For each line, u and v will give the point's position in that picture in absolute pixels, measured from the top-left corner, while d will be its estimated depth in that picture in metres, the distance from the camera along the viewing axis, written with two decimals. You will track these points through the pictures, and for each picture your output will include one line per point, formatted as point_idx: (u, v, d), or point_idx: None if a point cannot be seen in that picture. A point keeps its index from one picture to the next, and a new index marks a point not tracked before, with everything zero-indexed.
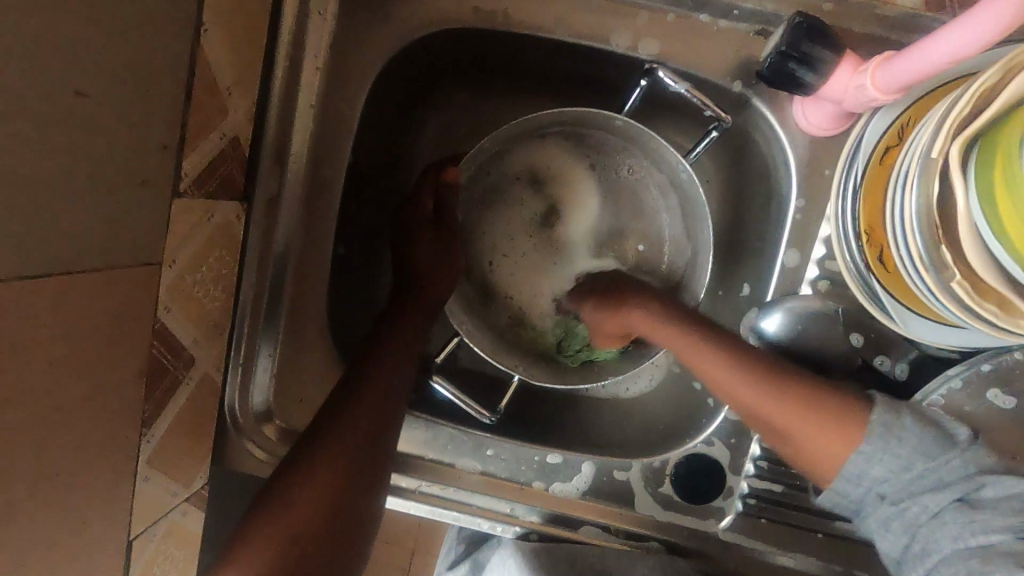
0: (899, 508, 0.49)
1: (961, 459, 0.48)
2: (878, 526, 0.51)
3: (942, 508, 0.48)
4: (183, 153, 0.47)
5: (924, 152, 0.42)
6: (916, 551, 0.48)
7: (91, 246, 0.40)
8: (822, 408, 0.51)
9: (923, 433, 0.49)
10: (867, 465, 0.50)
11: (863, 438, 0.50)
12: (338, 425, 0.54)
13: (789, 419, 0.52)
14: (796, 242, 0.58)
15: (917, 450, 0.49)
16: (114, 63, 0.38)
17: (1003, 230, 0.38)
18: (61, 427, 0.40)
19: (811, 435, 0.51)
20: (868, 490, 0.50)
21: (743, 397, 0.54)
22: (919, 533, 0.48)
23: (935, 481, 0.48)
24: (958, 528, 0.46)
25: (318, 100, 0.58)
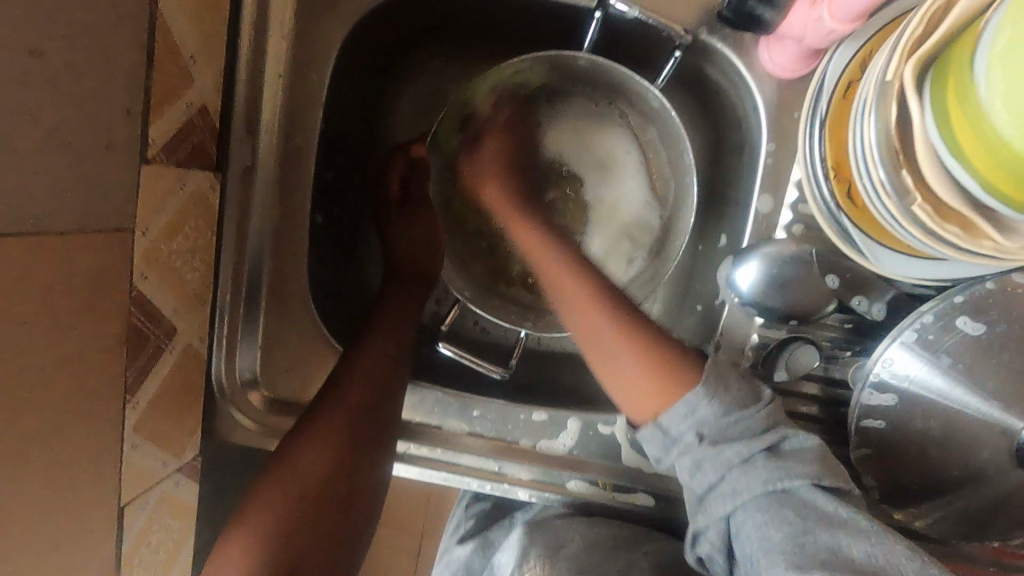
0: (715, 449, 0.47)
1: (767, 413, 0.48)
2: (685, 465, 0.48)
3: (751, 454, 0.46)
4: (147, 119, 0.47)
5: (881, 76, 0.42)
6: (721, 492, 0.46)
7: (56, 209, 0.40)
8: (665, 361, 0.51)
9: (745, 386, 0.49)
10: (694, 404, 0.48)
11: (698, 380, 0.49)
12: (313, 428, 0.53)
13: (617, 347, 0.54)
14: (769, 186, 0.58)
15: (738, 399, 0.48)
16: (63, 25, 0.39)
17: (960, 147, 0.38)
18: (37, 387, 0.41)
19: (637, 366, 0.52)
20: (687, 430, 0.48)
21: (585, 309, 0.56)
22: (727, 475, 0.46)
23: (747, 429, 0.47)
24: (767, 471, 0.45)
25: (285, 69, 0.58)
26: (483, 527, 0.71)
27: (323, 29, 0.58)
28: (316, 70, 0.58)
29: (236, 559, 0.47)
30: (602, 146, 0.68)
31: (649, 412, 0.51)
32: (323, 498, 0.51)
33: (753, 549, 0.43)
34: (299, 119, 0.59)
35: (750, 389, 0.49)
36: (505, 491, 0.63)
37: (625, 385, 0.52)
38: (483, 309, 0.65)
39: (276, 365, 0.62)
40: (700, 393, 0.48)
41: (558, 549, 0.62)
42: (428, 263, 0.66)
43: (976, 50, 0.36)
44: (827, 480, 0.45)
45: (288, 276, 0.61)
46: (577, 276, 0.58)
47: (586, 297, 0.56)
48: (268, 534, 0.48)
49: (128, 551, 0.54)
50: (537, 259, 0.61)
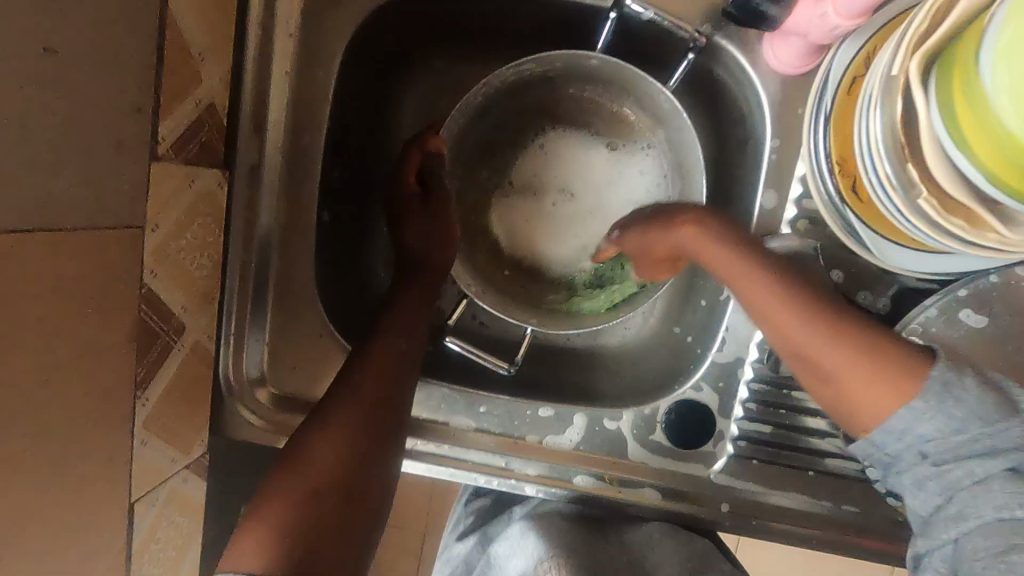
0: (939, 468, 0.44)
1: None
2: (906, 482, 0.46)
3: (988, 475, 0.43)
4: (158, 116, 0.48)
5: (886, 72, 0.43)
6: (946, 515, 0.44)
7: (68, 206, 0.41)
8: (883, 359, 0.46)
9: (984, 389, 0.44)
10: (913, 420, 0.45)
11: (917, 392, 0.44)
12: (327, 422, 0.53)
13: (834, 356, 0.47)
14: (773, 182, 0.58)
15: (974, 408, 0.43)
16: (76, 23, 0.39)
17: (964, 141, 0.38)
18: (50, 383, 0.41)
19: (857, 372, 0.46)
20: (907, 448, 0.45)
21: (782, 322, 0.49)
22: (955, 497, 0.43)
23: (986, 445, 0.43)
24: (1002, 496, 0.42)
25: (292, 67, 0.58)
26: (483, 522, 0.72)
27: (329, 28, 0.58)
28: (323, 68, 0.58)
29: (249, 546, 0.46)
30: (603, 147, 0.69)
31: (869, 424, 0.46)
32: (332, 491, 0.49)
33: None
34: (306, 117, 0.59)
35: (1002, 401, 0.44)
36: (512, 486, 0.63)
37: (834, 396, 0.48)
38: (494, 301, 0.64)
39: (284, 362, 0.62)
40: (917, 406, 0.44)
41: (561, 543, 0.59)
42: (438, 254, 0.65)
43: (982, 44, 0.36)
44: None
45: (295, 273, 0.61)
46: (761, 279, 0.51)
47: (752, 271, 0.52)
48: (274, 524, 0.47)
49: (139, 547, 0.54)
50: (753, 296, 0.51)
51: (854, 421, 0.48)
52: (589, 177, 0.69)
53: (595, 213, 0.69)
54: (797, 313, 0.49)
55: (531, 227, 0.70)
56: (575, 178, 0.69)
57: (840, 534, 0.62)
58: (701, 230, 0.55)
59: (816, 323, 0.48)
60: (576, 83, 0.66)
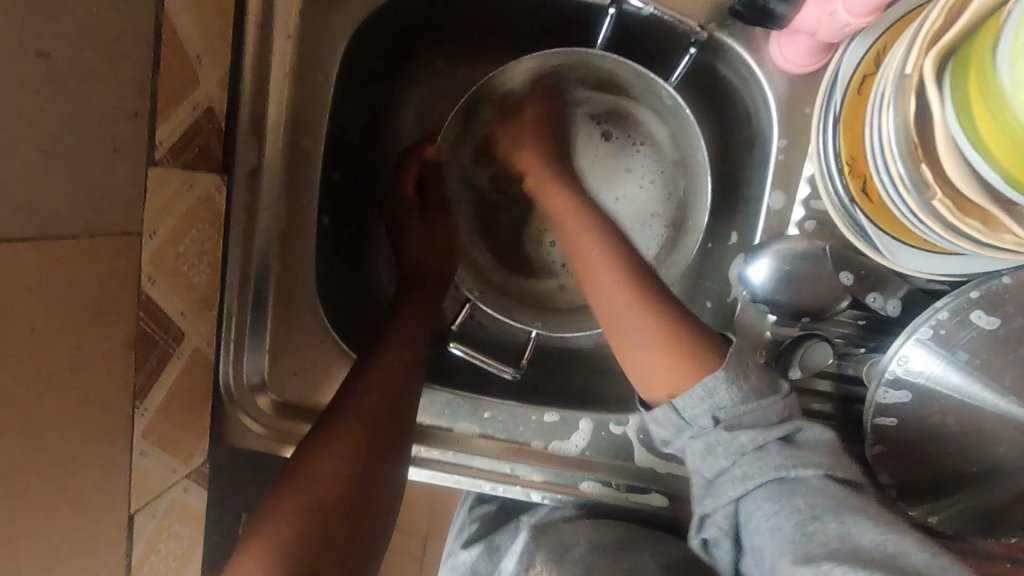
0: (729, 434, 0.47)
1: (786, 403, 0.48)
2: (696, 448, 0.48)
3: (766, 441, 0.46)
4: (155, 121, 0.47)
5: (899, 70, 0.42)
6: (731, 478, 0.46)
7: (64, 214, 0.40)
8: (686, 344, 0.50)
9: (764, 374, 0.49)
10: (713, 388, 0.48)
11: (717, 366, 0.49)
12: (327, 434, 0.52)
13: (649, 336, 0.52)
14: (781, 182, 0.57)
15: (757, 385, 0.48)
16: (70, 27, 0.38)
17: (981, 142, 0.38)
18: (47, 394, 0.40)
19: (661, 351, 0.51)
20: (702, 413, 0.48)
21: (624, 299, 0.54)
22: (739, 461, 0.46)
23: (764, 416, 0.47)
24: (780, 459, 0.45)
25: (291, 70, 0.57)
26: (488, 531, 0.71)
27: (329, 29, 0.57)
28: (322, 71, 0.58)
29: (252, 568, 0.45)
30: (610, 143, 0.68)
31: (673, 392, 0.50)
32: (335, 506, 0.49)
33: (765, 540, 0.42)
34: (306, 120, 0.58)
35: (768, 377, 0.49)
36: (518, 493, 0.62)
37: (645, 367, 0.51)
38: (502, 309, 0.66)
39: (285, 368, 0.61)
40: (719, 377, 0.48)
41: (563, 552, 0.62)
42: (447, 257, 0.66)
43: (998, 42, 0.36)
44: (839, 472, 0.44)
45: (297, 279, 0.60)
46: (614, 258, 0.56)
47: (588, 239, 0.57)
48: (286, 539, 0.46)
49: (139, 559, 0.53)
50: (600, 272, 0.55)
51: (653, 386, 0.51)
52: (593, 174, 0.68)
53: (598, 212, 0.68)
54: (634, 296, 0.53)
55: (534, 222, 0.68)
56: (581, 175, 0.68)
57: None
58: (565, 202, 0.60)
59: (630, 307, 0.53)
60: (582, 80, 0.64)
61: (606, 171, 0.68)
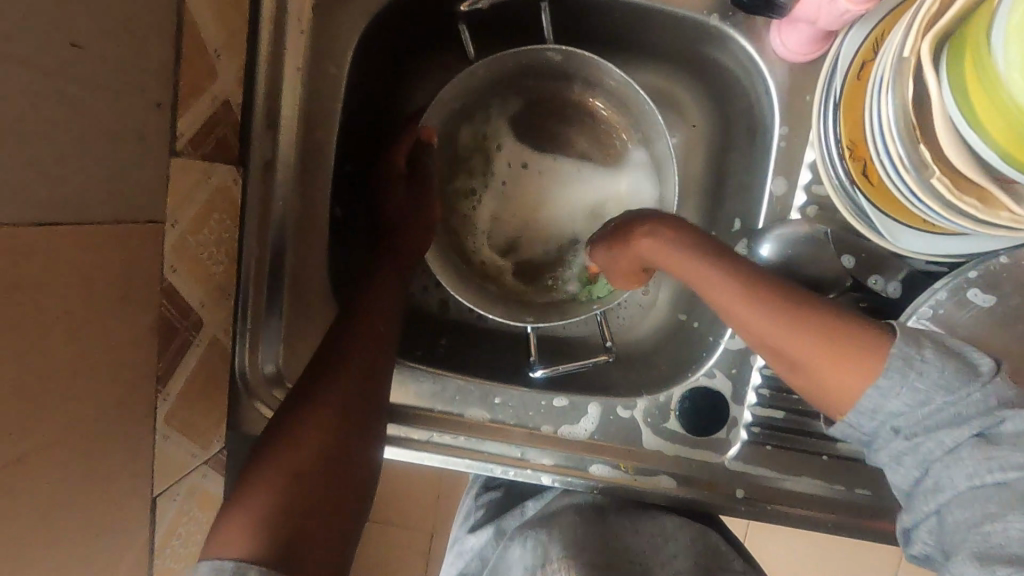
0: (914, 442, 0.46)
1: (985, 392, 0.44)
2: (888, 458, 0.48)
3: (959, 443, 0.44)
4: (176, 112, 0.48)
5: (897, 53, 0.43)
6: (928, 485, 0.46)
7: (94, 200, 0.41)
8: (848, 343, 0.46)
9: (950, 366, 0.45)
10: (882, 397, 0.46)
11: (881, 371, 0.45)
12: (290, 438, 0.51)
13: (799, 342, 0.48)
14: (783, 168, 0.59)
15: (939, 382, 0.44)
16: (101, 20, 0.40)
17: (978, 121, 0.39)
18: (79, 375, 0.41)
19: (819, 355, 0.47)
20: (879, 425, 0.47)
21: (765, 325, 0.50)
22: (932, 468, 0.45)
23: (953, 415, 0.44)
24: (976, 464, 0.43)
25: (305, 64, 0.58)
26: (495, 515, 0.72)
27: (341, 24, 0.59)
28: (335, 64, 0.59)
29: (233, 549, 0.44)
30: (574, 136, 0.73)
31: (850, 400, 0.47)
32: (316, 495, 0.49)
33: (957, 545, 0.43)
34: (319, 113, 0.60)
35: (962, 366, 0.45)
36: (528, 476, 0.64)
37: (809, 376, 0.48)
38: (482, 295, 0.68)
39: (300, 356, 0.63)
40: (885, 385, 0.45)
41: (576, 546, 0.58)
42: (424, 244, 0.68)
43: (992, 25, 0.37)
44: None
45: (310, 269, 0.62)
46: (716, 267, 0.53)
47: (680, 257, 0.56)
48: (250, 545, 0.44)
49: (161, 543, 0.54)
50: (718, 293, 0.53)
51: (827, 398, 0.48)
52: (567, 163, 0.73)
53: (581, 197, 0.73)
54: (754, 301, 0.50)
55: (525, 213, 0.73)
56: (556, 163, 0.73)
57: (854, 518, 0.62)
58: (665, 249, 0.56)
59: (766, 304, 0.50)
60: (513, 80, 0.70)
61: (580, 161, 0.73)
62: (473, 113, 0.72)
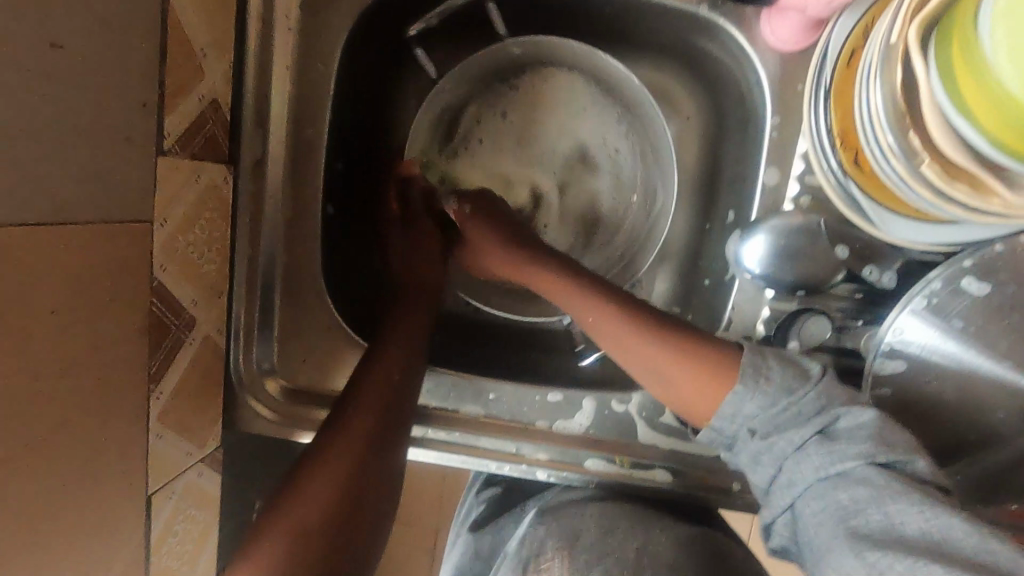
0: (767, 442, 0.47)
1: (816, 392, 0.47)
2: (746, 460, 0.48)
3: (804, 441, 0.45)
4: (163, 111, 0.48)
5: (885, 40, 0.43)
6: (784, 484, 0.45)
7: (79, 199, 0.41)
8: (702, 360, 0.51)
9: (785, 371, 0.47)
10: (738, 403, 0.48)
11: (736, 381, 0.49)
12: (319, 466, 0.50)
13: (666, 365, 0.53)
14: (775, 159, 0.58)
15: (778, 385, 0.47)
16: (82, 19, 0.40)
17: (965, 105, 0.39)
18: (67, 374, 0.42)
19: (684, 372, 0.51)
20: (737, 428, 0.48)
21: (628, 343, 0.55)
22: (785, 465, 0.46)
23: (795, 414, 0.46)
24: (821, 458, 0.44)
25: (293, 61, 0.58)
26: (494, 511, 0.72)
27: (328, 20, 0.59)
28: (323, 61, 0.59)
29: None
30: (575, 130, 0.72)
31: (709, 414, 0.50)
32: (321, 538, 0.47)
33: (816, 541, 0.41)
34: (308, 110, 0.60)
35: (797, 372, 0.48)
36: (523, 471, 0.63)
37: (677, 393, 0.52)
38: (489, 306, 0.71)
39: (294, 354, 0.63)
40: (741, 391, 0.48)
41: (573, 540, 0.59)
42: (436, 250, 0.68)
43: (980, 8, 0.37)
44: (885, 455, 0.42)
45: (303, 267, 0.62)
46: (599, 299, 0.58)
47: (571, 289, 0.60)
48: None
49: (158, 541, 0.55)
50: (580, 312, 0.58)
51: (695, 412, 0.51)
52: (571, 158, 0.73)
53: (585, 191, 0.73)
54: (640, 336, 0.54)
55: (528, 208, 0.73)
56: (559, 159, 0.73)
57: None
58: (553, 281, 0.61)
59: (647, 334, 0.54)
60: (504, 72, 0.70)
61: (583, 154, 0.73)
62: (470, 109, 0.72)
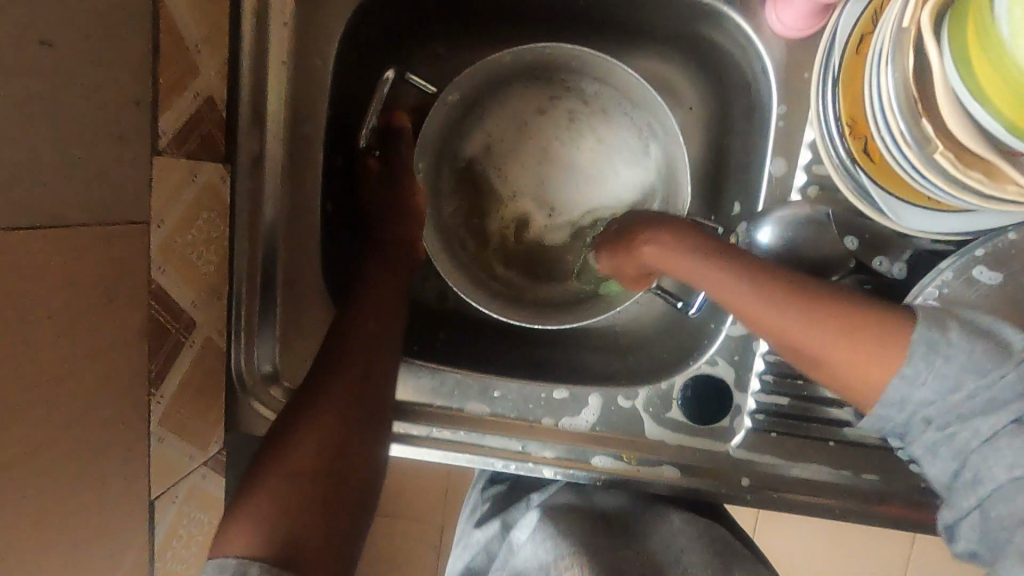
0: (947, 434, 0.46)
1: (1019, 371, 0.44)
2: (922, 451, 0.48)
3: (997, 430, 0.44)
4: (157, 110, 0.47)
5: (896, 25, 0.42)
6: (966, 479, 0.46)
7: (74, 202, 0.40)
8: (868, 330, 0.47)
9: (976, 342, 0.45)
10: (910, 385, 0.46)
11: (904, 358, 0.46)
12: (287, 453, 0.51)
13: (826, 343, 0.48)
14: (782, 149, 0.57)
15: (964, 364, 0.45)
16: (72, 17, 0.39)
17: (980, 88, 0.38)
18: (66, 380, 0.41)
19: (845, 350, 0.47)
20: (906, 415, 0.47)
21: (773, 318, 0.50)
22: (969, 460, 0.45)
23: (987, 400, 0.45)
24: (1015, 453, 0.43)
25: (289, 57, 0.57)
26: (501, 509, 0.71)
27: (324, 14, 0.57)
28: (320, 56, 0.58)
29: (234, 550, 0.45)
30: (592, 130, 0.71)
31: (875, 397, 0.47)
32: (306, 505, 0.48)
33: (1002, 538, 0.43)
34: (306, 107, 0.59)
35: (993, 350, 0.45)
36: (530, 470, 0.62)
37: (847, 365, 0.47)
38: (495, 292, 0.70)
39: (297, 354, 0.63)
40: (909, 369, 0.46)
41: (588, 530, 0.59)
42: (421, 233, 0.67)
43: None
44: None
45: (305, 266, 0.61)
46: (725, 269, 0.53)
47: (693, 266, 0.55)
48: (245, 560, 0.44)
49: (161, 545, 0.54)
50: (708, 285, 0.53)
51: (858, 397, 0.48)
52: (590, 157, 0.71)
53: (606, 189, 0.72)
54: (780, 299, 0.50)
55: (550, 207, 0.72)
56: (578, 158, 0.72)
57: (863, 505, 0.61)
58: (671, 253, 0.57)
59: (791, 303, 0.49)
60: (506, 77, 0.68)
61: (603, 152, 0.71)
62: (484, 112, 0.71)
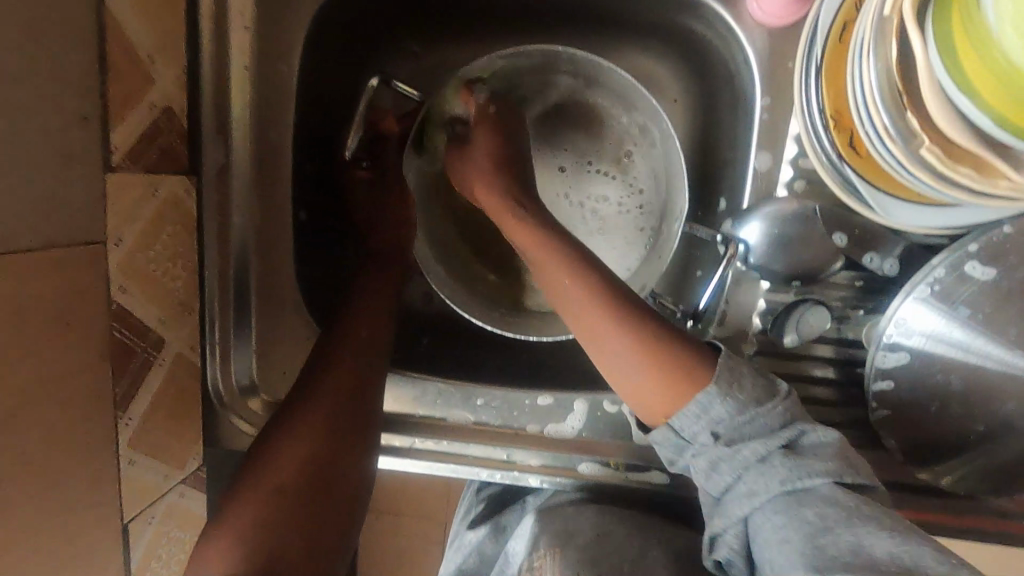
0: (728, 449, 0.45)
1: (783, 406, 0.46)
2: (701, 466, 0.46)
3: (768, 452, 0.44)
4: (108, 124, 0.46)
5: (877, 13, 0.40)
6: (738, 494, 0.44)
7: (20, 227, 0.39)
8: (669, 356, 0.49)
9: (759, 379, 0.47)
10: (707, 403, 0.46)
11: (705, 382, 0.47)
12: (272, 456, 0.49)
13: (633, 354, 0.50)
14: (767, 143, 0.54)
15: (753, 394, 0.46)
16: (7, 34, 0.37)
17: (965, 77, 0.37)
18: (22, 410, 0.40)
19: (656, 372, 0.49)
20: (700, 430, 0.46)
21: (591, 321, 0.52)
22: (744, 475, 0.44)
23: (763, 425, 0.45)
24: (784, 471, 0.43)
25: (251, 62, 0.55)
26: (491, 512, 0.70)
27: (286, 16, 0.55)
28: (283, 60, 0.56)
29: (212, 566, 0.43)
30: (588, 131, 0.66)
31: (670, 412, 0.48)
32: (288, 509, 0.46)
33: (777, 555, 0.39)
34: (271, 114, 0.57)
35: (765, 385, 0.47)
36: (515, 478, 0.61)
37: (650, 395, 0.49)
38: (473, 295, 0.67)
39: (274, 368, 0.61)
40: (712, 391, 0.46)
41: (568, 537, 0.58)
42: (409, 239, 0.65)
43: None
44: (850, 476, 0.43)
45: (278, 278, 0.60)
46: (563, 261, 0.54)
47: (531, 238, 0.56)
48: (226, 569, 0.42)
49: (139, 567, 0.53)
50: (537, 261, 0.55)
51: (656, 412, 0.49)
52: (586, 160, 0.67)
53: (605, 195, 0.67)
54: (597, 308, 0.51)
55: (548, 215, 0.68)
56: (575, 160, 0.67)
57: None
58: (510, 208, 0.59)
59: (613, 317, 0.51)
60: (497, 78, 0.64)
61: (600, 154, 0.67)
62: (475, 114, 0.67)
